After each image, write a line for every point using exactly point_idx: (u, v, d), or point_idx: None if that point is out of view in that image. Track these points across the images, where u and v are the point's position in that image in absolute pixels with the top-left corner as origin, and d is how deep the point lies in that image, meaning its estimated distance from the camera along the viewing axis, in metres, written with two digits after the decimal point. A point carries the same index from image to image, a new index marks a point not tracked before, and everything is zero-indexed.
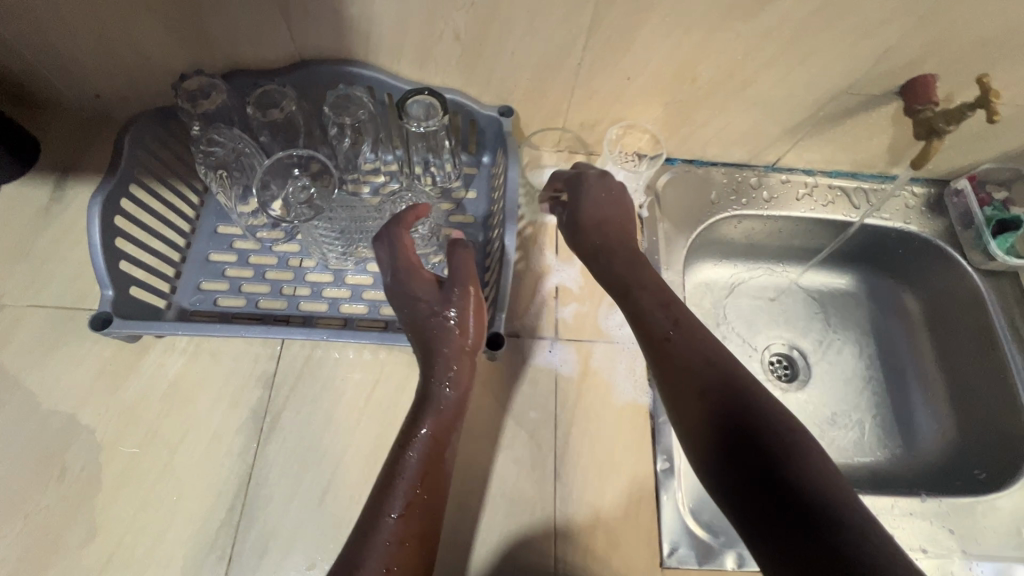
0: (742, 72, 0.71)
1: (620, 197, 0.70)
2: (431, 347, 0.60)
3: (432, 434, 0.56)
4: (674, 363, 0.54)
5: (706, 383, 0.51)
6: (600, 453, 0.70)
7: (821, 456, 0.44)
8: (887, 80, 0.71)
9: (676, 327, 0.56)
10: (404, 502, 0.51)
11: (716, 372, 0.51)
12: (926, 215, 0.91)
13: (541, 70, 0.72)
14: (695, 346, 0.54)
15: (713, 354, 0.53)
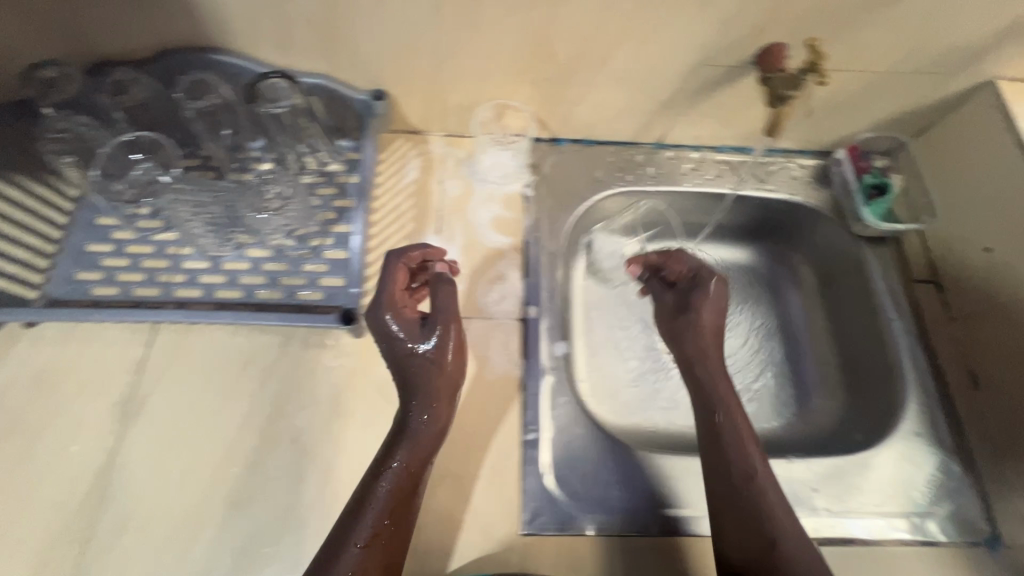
0: (597, 46, 0.72)
1: (725, 303, 0.75)
2: (428, 401, 0.62)
3: (409, 466, 0.59)
4: (728, 424, 0.65)
5: (732, 451, 0.63)
6: (467, 426, 0.70)
7: (781, 505, 0.60)
8: (739, 50, 0.72)
9: (720, 394, 0.68)
10: (370, 531, 0.54)
11: (728, 439, 0.64)
12: (812, 186, 0.92)
13: (400, 51, 0.73)
14: (725, 400, 0.67)
15: (736, 430, 0.65)
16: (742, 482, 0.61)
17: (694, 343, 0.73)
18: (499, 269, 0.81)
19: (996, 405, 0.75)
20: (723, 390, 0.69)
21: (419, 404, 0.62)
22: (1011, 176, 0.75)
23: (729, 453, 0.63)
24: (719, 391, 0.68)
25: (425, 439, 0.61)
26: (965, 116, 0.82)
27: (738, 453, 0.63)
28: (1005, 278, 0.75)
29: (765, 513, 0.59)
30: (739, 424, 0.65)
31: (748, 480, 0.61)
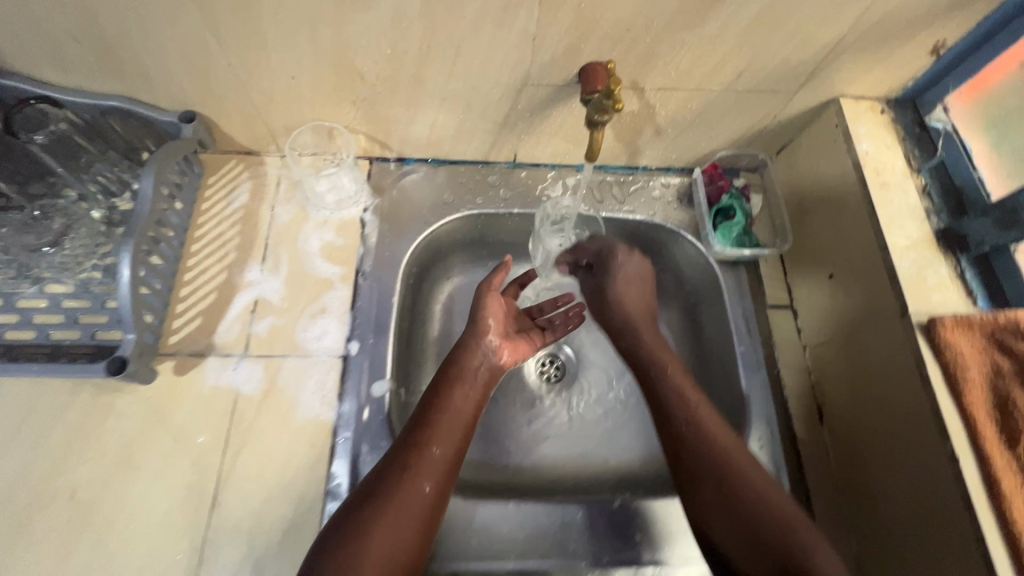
0: (406, 67, 0.67)
1: (645, 279, 0.81)
2: (466, 384, 0.66)
3: (444, 453, 0.61)
4: (719, 493, 0.61)
5: (771, 518, 0.58)
6: (266, 477, 0.66)
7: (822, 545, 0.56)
8: (560, 70, 0.67)
9: (709, 454, 0.63)
10: (416, 509, 0.57)
11: (752, 499, 0.59)
12: (674, 206, 0.87)
13: (194, 72, 0.67)
14: (727, 468, 0.62)
15: (776, 501, 0.59)
16: (779, 531, 0.57)
17: (679, 410, 0.67)
18: (324, 302, 0.76)
19: (836, 438, 0.73)
20: (723, 443, 0.63)
21: (471, 391, 0.66)
22: (851, 201, 0.72)
23: (756, 518, 0.58)
24: (722, 450, 0.63)
25: (456, 416, 0.64)
26: (817, 135, 0.78)
27: (779, 517, 0.58)
28: (846, 309, 0.72)
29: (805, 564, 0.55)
30: (739, 486, 0.60)
31: (785, 533, 0.57)
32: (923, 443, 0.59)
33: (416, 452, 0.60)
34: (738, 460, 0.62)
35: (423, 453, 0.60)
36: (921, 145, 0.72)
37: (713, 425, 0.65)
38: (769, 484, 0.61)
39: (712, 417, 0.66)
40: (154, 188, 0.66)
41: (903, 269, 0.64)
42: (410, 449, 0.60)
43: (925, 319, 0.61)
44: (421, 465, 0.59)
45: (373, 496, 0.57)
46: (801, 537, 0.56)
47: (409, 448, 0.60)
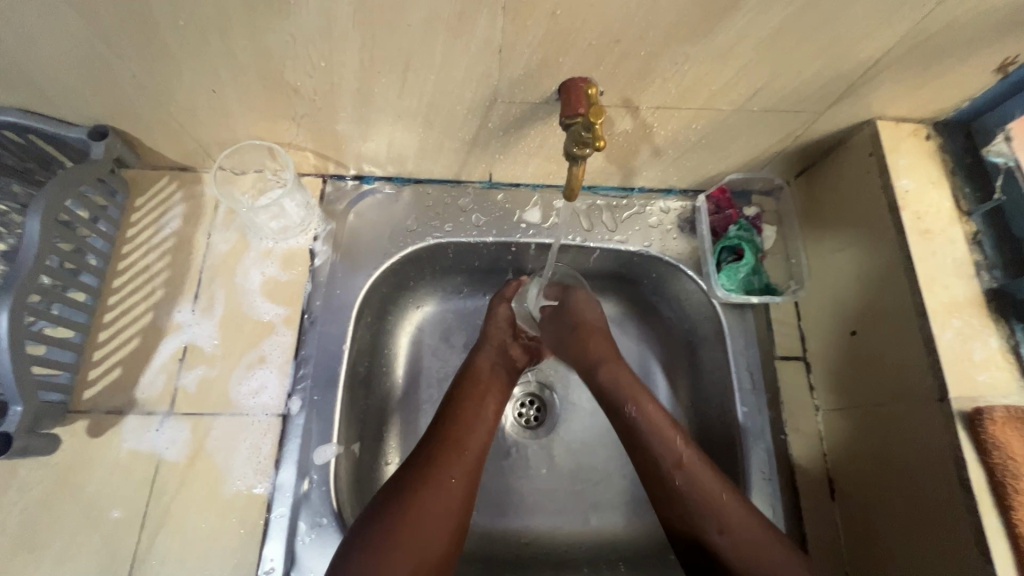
0: (349, 82, 0.55)
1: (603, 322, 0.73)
2: (485, 399, 0.65)
3: (465, 471, 0.57)
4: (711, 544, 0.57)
5: (746, 562, 0.55)
6: (190, 559, 0.58)
7: None
8: (535, 87, 0.55)
9: (688, 495, 0.58)
10: (442, 525, 0.53)
11: (732, 544, 0.56)
12: (674, 236, 0.75)
13: (94, 87, 0.55)
14: (707, 509, 0.57)
15: (754, 545, 0.55)
16: (748, 573, 0.54)
17: (659, 448, 0.61)
18: (263, 349, 0.66)
19: (855, 521, 0.62)
20: (705, 485, 0.58)
21: (489, 403, 0.64)
22: (883, 248, 0.60)
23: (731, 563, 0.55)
24: (707, 494, 0.58)
25: (479, 431, 0.61)
26: (847, 161, 0.66)
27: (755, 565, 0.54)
28: (869, 376, 0.61)
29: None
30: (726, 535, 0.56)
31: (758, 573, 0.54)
32: (956, 558, 0.50)
33: (443, 464, 0.56)
34: (723, 504, 0.57)
35: (449, 467, 0.56)
36: (972, 181, 0.60)
37: (702, 471, 0.59)
38: (757, 523, 0.56)
39: (702, 464, 0.60)
40: (42, 226, 0.55)
41: (944, 341, 0.53)
42: (430, 464, 0.56)
43: (969, 408, 0.50)
44: (447, 479, 0.55)
45: (397, 509, 0.52)
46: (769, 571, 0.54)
47: (429, 460, 0.56)
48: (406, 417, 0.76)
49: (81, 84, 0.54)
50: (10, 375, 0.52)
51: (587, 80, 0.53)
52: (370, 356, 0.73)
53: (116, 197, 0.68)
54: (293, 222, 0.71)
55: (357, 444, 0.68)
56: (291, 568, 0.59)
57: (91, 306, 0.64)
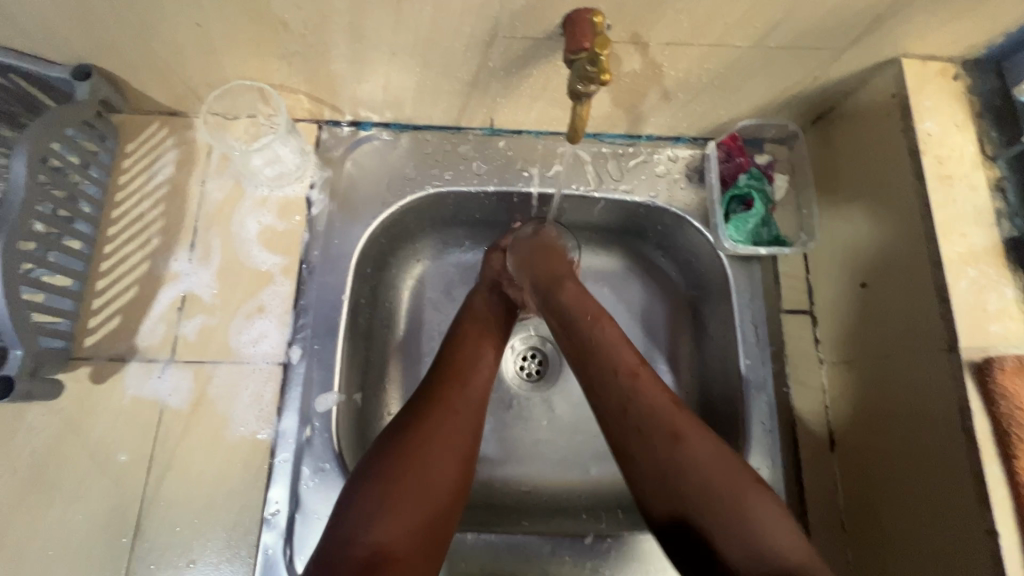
0: (340, 14, 0.52)
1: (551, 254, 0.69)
2: (484, 343, 0.65)
3: (468, 405, 0.57)
4: (651, 459, 0.52)
5: (711, 481, 0.50)
6: (197, 500, 0.59)
7: (759, 504, 0.49)
8: (539, 20, 0.52)
9: (648, 419, 0.54)
10: (450, 460, 0.52)
11: (680, 493, 0.51)
12: (681, 186, 0.73)
13: (73, 21, 0.52)
14: (662, 424, 0.53)
15: (723, 470, 0.51)
16: (707, 506, 0.49)
17: (615, 354, 0.58)
18: (262, 299, 0.66)
19: (854, 472, 0.62)
20: (660, 405, 0.55)
21: (488, 345, 0.65)
22: (901, 196, 0.57)
23: (686, 489, 0.50)
24: (654, 410, 0.54)
25: (480, 368, 0.61)
26: (867, 105, 0.62)
27: (719, 483, 0.50)
28: (877, 329, 0.60)
29: (738, 536, 0.48)
30: (683, 459, 0.51)
31: (728, 509, 0.49)
32: (954, 505, 0.50)
33: (447, 401, 0.56)
34: (683, 436, 0.53)
35: (451, 402, 0.56)
36: (999, 125, 0.56)
37: (652, 386, 0.56)
38: (723, 456, 0.52)
39: (661, 394, 0.55)
40: (28, 168, 0.54)
41: (959, 292, 0.51)
42: (433, 400, 0.56)
43: (979, 358, 0.49)
44: (452, 413, 0.55)
45: (403, 442, 0.52)
46: (738, 502, 0.49)
47: (435, 398, 0.56)
48: (408, 369, 0.75)
49: (59, 17, 0.52)
50: (8, 320, 0.52)
51: (591, 11, 0.49)
52: (370, 308, 0.73)
53: (106, 142, 0.66)
54: (289, 168, 0.69)
55: (358, 394, 0.69)
56: (295, 511, 0.60)
57: (87, 253, 0.64)
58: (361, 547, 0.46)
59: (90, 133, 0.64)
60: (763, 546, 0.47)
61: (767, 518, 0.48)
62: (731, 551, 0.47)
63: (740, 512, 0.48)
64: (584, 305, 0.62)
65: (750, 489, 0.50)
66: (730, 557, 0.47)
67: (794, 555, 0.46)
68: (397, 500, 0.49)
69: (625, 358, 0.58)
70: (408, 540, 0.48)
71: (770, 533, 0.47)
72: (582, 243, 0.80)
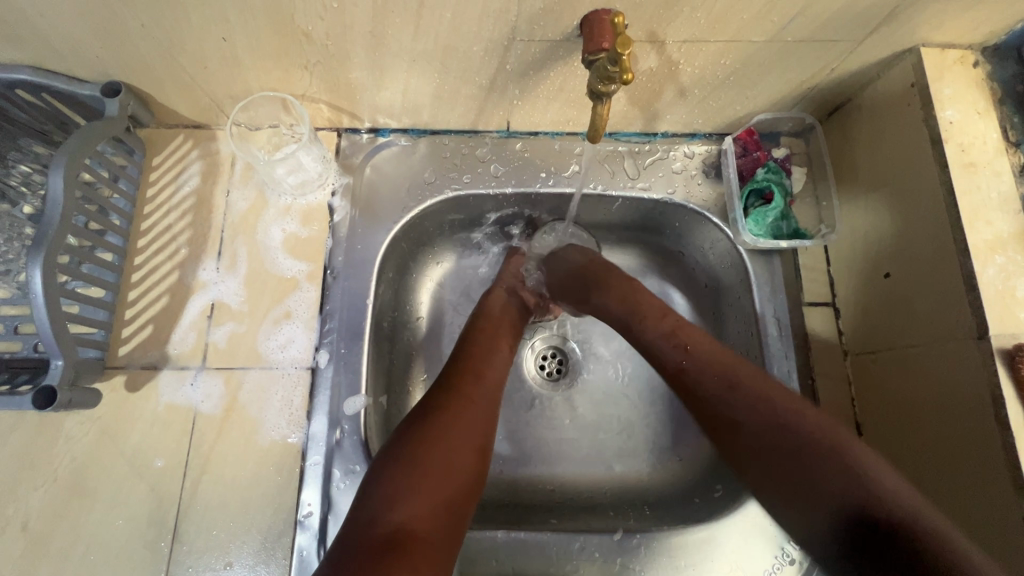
0: (361, 22, 0.53)
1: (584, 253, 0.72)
2: (498, 340, 0.66)
3: (486, 394, 0.58)
4: (756, 425, 0.50)
5: (818, 438, 0.47)
6: (231, 504, 0.60)
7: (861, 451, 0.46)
8: (556, 23, 0.53)
9: (713, 372, 0.54)
10: (469, 448, 0.53)
11: (761, 421, 0.50)
12: (699, 182, 0.73)
13: (104, 41, 0.54)
14: (729, 384, 0.53)
15: (812, 421, 0.49)
16: (828, 448, 0.47)
17: (664, 352, 0.58)
18: (288, 305, 0.67)
19: None
20: (715, 355, 0.55)
21: (503, 342, 0.66)
22: (923, 184, 0.57)
23: (773, 439, 0.49)
24: (735, 368, 0.54)
25: (496, 360, 0.63)
26: (885, 95, 0.62)
27: (800, 424, 0.48)
28: (901, 319, 0.60)
29: (860, 479, 0.45)
30: (756, 400, 0.51)
31: (828, 451, 0.47)
32: (988, 488, 0.49)
33: (466, 391, 0.57)
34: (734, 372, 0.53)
35: (469, 392, 0.57)
36: (1022, 110, 0.56)
37: (707, 345, 0.57)
38: (788, 393, 0.51)
39: (712, 343, 0.57)
40: (64, 183, 0.55)
41: (986, 279, 0.51)
42: (453, 390, 0.57)
43: (1010, 345, 0.49)
44: (468, 404, 0.56)
45: (427, 429, 0.53)
46: (839, 442, 0.47)
47: (454, 389, 0.57)
48: (430, 371, 0.76)
49: (91, 36, 0.53)
50: (49, 331, 0.53)
51: (609, 14, 0.50)
52: (393, 311, 0.74)
53: (134, 156, 0.68)
54: (311, 176, 0.70)
55: (384, 396, 0.70)
56: (328, 513, 0.60)
57: (119, 265, 0.65)
58: (387, 525, 0.46)
59: (118, 148, 0.66)
60: (873, 489, 0.44)
61: (872, 460, 0.46)
62: (819, 510, 0.46)
63: (844, 458, 0.46)
64: (629, 298, 0.64)
65: (825, 423, 0.48)
66: (837, 485, 0.45)
67: (906, 497, 0.44)
68: (420, 484, 0.49)
69: (671, 355, 0.58)
70: (432, 522, 0.48)
71: (883, 474, 0.45)
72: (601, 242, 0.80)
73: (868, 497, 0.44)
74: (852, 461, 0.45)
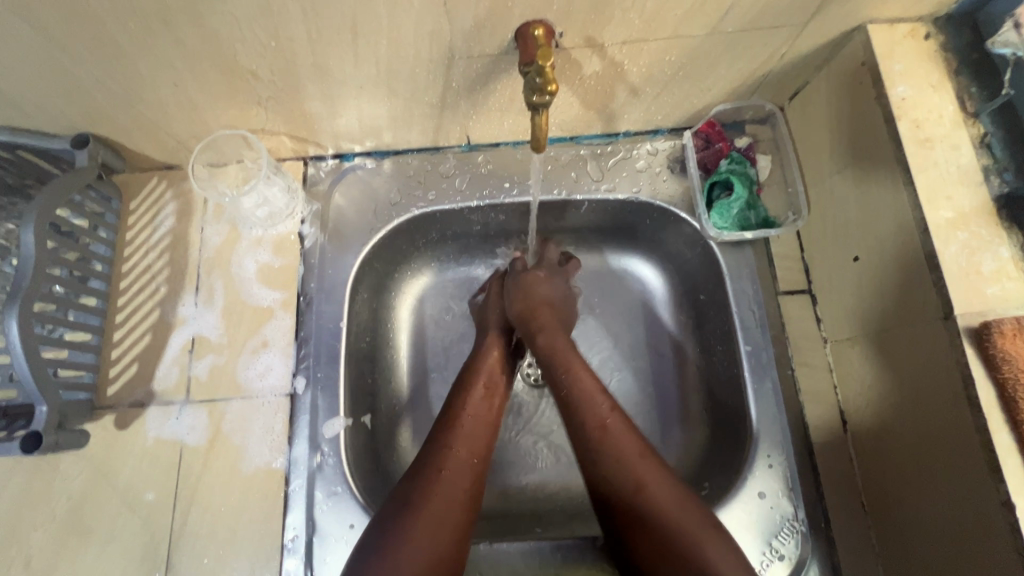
0: (301, 56, 0.55)
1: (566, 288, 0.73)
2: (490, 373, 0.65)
3: (466, 455, 0.57)
4: (605, 465, 0.55)
5: (634, 487, 0.53)
6: (220, 532, 0.62)
7: (703, 525, 0.51)
8: (489, 39, 0.53)
9: (615, 464, 0.55)
10: (453, 512, 0.53)
11: (631, 476, 0.54)
12: (664, 178, 0.72)
13: (66, 99, 0.57)
14: (624, 470, 0.54)
15: (642, 472, 0.54)
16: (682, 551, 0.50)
17: (565, 369, 0.62)
18: (265, 335, 0.69)
19: (866, 451, 0.60)
20: (631, 452, 0.55)
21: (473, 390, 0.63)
22: (882, 164, 0.56)
23: (631, 487, 0.54)
24: (593, 414, 0.58)
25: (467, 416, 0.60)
26: (839, 76, 0.61)
27: (635, 473, 0.54)
28: (874, 302, 0.58)
29: (702, 550, 0.49)
30: (615, 452, 0.56)
31: (654, 514, 0.52)
32: (966, 473, 0.47)
33: (449, 450, 0.57)
34: (608, 444, 0.56)
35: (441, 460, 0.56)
36: (979, 79, 0.54)
37: (623, 433, 0.57)
38: (651, 468, 0.55)
39: (626, 433, 0.57)
40: (37, 237, 0.58)
41: (949, 256, 0.49)
42: (440, 451, 0.57)
43: (977, 323, 0.47)
44: (440, 474, 0.54)
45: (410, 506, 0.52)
46: (669, 508, 0.52)
47: (439, 449, 0.57)
48: (417, 388, 0.76)
49: (50, 94, 0.56)
50: (30, 379, 0.56)
51: (539, 24, 0.51)
52: (372, 332, 0.74)
53: (112, 203, 0.71)
54: (279, 207, 0.72)
55: (368, 416, 0.70)
56: (312, 535, 0.62)
57: (102, 308, 0.68)
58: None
59: (95, 196, 0.69)
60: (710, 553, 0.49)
61: (722, 557, 0.49)
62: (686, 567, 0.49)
63: (682, 524, 0.51)
64: (563, 352, 0.64)
65: (665, 492, 0.53)
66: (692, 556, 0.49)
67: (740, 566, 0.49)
68: (409, 552, 0.49)
69: (564, 367, 0.63)
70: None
71: (716, 548, 0.50)
72: (576, 245, 0.80)
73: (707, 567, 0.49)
74: (674, 517, 0.51)
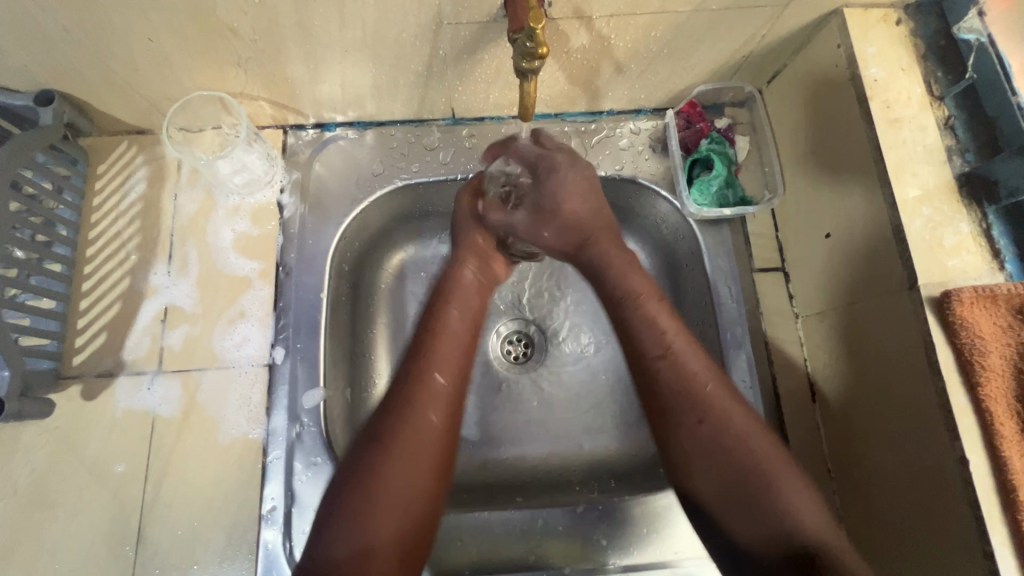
0: (282, 14, 0.53)
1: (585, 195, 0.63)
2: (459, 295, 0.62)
3: (443, 411, 0.54)
4: (700, 431, 0.53)
5: (739, 455, 0.52)
6: (195, 503, 0.61)
7: (789, 482, 0.51)
8: (479, 3, 0.53)
9: (681, 392, 0.54)
10: (421, 464, 0.51)
11: (707, 440, 0.53)
12: (646, 156, 0.74)
13: (29, 53, 0.54)
14: (692, 403, 0.53)
15: (743, 445, 0.52)
16: (760, 487, 0.50)
17: (646, 336, 0.57)
18: (242, 304, 0.67)
19: (834, 418, 0.63)
20: (693, 381, 0.54)
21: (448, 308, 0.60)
22: (853, 143, 0.59)
23: (729, 455, 0.52)
24: (683, 375, 0.55)
25: (448, 362, 0.57)
26: (815, 60, 0.63)
27: (722, 433, 0.52)
28: (842, 276, 0.61)
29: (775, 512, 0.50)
30: (712, 420, 0.53)
31: (758, 483, 0.51)
32: (927, 432, 0.50)
33: (427, 387, 0.54)
34: (709, 415, 0.53)
35: (411, 396, 0.53)
36: (945, 64, 0.57)
37: (689, 356, 0.55)
38: (756, 428, 0.53)
39: (699, 365, 0.55)
40: None
41: (914, 230, 0.52)
42: (414, 383, 0.54)
43: (938, 293, 0.50)
44: (406, 413, 0.52)
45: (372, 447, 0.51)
46: (765, 477, 0.50)
47: (410, 380, 0.55)
48: (396, 363, 0.75)
49: (13, 45, 0.53)
50: None
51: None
52: (352, 305, 0.73)
53: (77, 166, 0.68)
54: (257, 175, 0.70)
55: (347, 389, 0.69)
56: (291, 506, 0.60)
57: (67, 275, 0.65)
58: (348, 544, 0.47)
59: (61, 158, 0.66)
60: (786, 521, 0.49)
61: (798, 498, 0.50)
62: (748, 527, 0.50)
63: (769, 488, 0.50)
64: (615, 263, 0.61)
65: (775, 458, 0.51)
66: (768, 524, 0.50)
67: (819, 530, 0.49)
68: (383, 487, 0.49)
69: (656, 335, 0.56)
70: (397, 534, 0.49)
71: (797, 510, 0.49)
72: None
73: (778, 527, 0.49)
74: (753, 479, 0.51)
